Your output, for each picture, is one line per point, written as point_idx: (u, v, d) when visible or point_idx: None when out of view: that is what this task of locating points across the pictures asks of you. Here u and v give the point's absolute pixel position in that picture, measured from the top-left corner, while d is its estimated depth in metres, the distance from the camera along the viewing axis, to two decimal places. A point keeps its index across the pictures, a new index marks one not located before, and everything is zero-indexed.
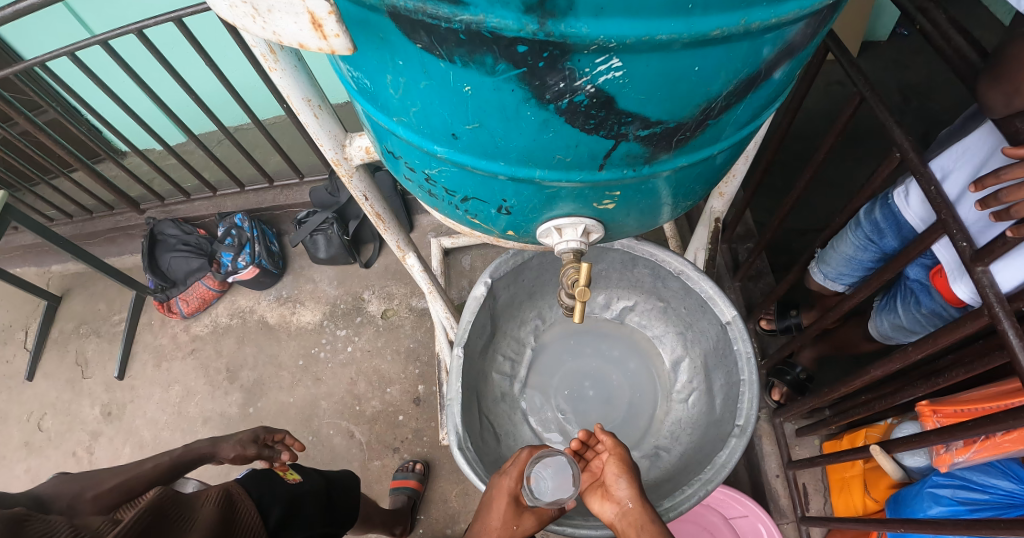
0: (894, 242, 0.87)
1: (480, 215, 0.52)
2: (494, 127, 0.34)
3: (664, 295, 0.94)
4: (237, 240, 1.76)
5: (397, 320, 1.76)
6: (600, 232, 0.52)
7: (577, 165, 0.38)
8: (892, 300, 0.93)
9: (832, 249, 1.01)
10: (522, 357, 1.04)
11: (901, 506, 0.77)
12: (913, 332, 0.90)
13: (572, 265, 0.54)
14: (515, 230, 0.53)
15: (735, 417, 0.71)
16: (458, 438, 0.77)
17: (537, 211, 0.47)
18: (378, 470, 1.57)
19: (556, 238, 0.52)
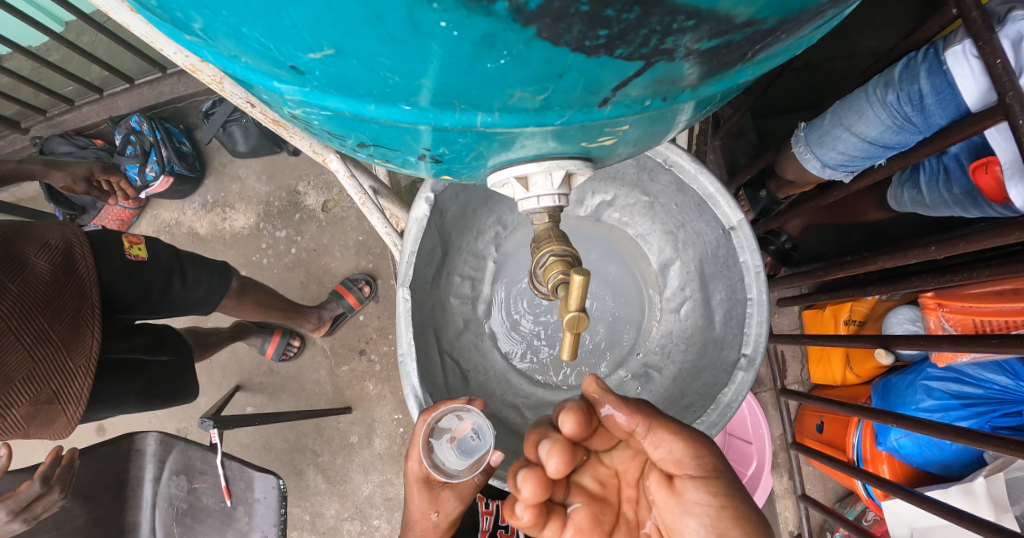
0: (939, 123, 0.81)
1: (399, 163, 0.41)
2: (359, 49, 0.25)
3: (650, 189, 0.77)
4: (140, 148, 1.66)
5: (340, 213, 1.76)
6: (586, 174, 0.42)
7: (557, 103, 0.29)
8: (915, 173, 0.96)
9: (844, 132, 0.90)
10: (483, 273, 0.88)
11: (890, 394, 0.89)
12: (931, 209, 0.96)
13: (548, 248, 0.45)
14: (451, 175, 0.42)
15: (741, 344, 0.63)
16: (418, 401, 0.65)
17: (483, 160, 0.37)
18: (348, 373, 1.73)
19: (523, 193, 0.42)
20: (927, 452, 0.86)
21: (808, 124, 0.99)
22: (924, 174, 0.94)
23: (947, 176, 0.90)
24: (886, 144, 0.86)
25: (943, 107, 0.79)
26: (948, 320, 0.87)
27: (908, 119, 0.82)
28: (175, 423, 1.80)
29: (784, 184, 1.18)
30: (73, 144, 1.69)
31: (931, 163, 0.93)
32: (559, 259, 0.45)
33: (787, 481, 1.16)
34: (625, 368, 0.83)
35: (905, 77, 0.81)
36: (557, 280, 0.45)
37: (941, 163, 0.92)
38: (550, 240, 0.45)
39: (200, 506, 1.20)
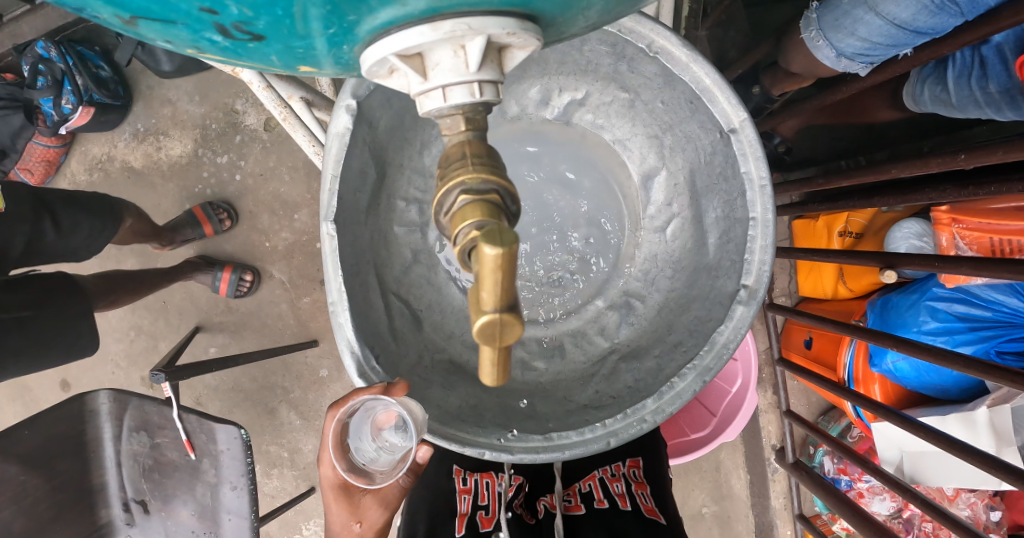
0: (987, 3, 0.65)
1: (207, 44, 0.25)
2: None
3: (629, 83, 0.61)
4: (51, 77, 1.34)
5: (285, 130, 1.52)
6: (526, 49, 0.26)
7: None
8: (942, 66, 0.84)
9: (867, 12, 0.74)
10: (432, 193, 0.71)
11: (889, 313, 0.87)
12: (955, 109, 0.84)
13: (457, 180, 0.28)
14: (295, 55, 0.25)
15: (740, 276, 0.55)
16: (357, 360, 0.54)
17: (326, 21, 0.21)
18: (309, 305, 1.61)
19: (419, 85, 0.26)
20: (925, 376, 0.87)
21: (825, 3, 0.81)
22: (952, 68, 0.83)
23: (980, 69, 0.78)
24: (917, 32, 0.71)
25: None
26: (963, 239, 0.84)
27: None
28: (137, 372, 1.70)
29: (783, 78, 1.03)
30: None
31: (964, 56, 0.81)
32: (474, 200, 0.28)
33: (771, 396, 1.24)
34: (603, 298, 0.70)
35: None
36: (469, 238, 0.27)
37: (978, 56, 0.79)
38: (462, 169, 0.28)
39: (165, 461, 1.14)
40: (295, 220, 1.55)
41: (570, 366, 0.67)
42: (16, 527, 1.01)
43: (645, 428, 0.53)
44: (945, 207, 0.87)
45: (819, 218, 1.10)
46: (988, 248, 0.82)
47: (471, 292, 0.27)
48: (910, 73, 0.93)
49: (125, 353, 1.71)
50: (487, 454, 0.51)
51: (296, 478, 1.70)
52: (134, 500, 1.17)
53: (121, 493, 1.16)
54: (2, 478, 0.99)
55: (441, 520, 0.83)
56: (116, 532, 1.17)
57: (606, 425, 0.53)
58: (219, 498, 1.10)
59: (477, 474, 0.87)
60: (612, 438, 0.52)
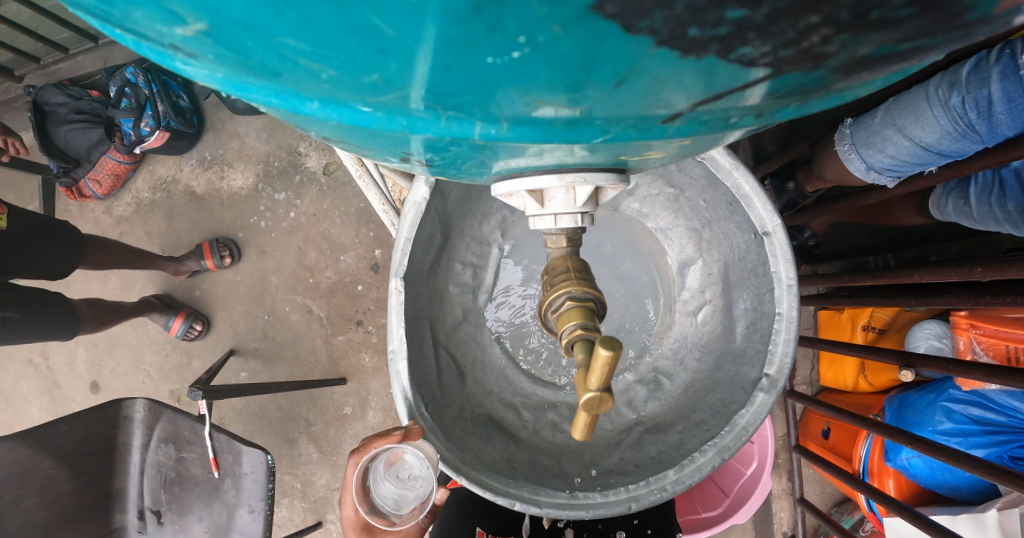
0: (1006, 134, 0.71)
1: (380, 159, 0.35)
2: (255, 25, 0.19)
3: (676, 181, 0.70)
4: (134, 101, 1.57)
5: (342, 176, 1.69)
6: (620, 186, 0.37)
7: (597, 115, 0.22)
8: (965, 183, 0.91)
9: (896, 133, 0.82)
10: (487, 260, 0.82)
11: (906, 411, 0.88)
12: (977, 222, 0.90)
13: (564, 289, 0.41)
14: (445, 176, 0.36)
15: (763, 365, 0.60)
16: (408, 403, 0.61)
17: (485, 168, 0.31)
18: (343, 343, 1.70)
19: (537, 209, 0.38)
20: (938, 474, 0.86)
21: (858, 122, 0.91)
22: (974, 186, 0.89)
23: (999, 189, 0.84)
24: (941, 153, 0.77)
25: (1012, 116, 0.69)
26: (980, 345, 0.87)
27: (971, 128, 0.73)
28: (167, 385, 1.79)
29: (816, 178, 1.11)
30: (68, 95, 1.63)
31: (984, 176, 0.87)
32: (576, 305, 0.40)
33: (785, 482, 1.18)
34: (632, 372, 0.78)
35: (973, 78, 0.72)
36: (574, 333, 0.38)
37: (998, 177, 0.85)
38: (568, 281, 0.42)
39: (188, 475, 1.18)
40: (341, 261, 1.68)
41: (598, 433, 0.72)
42: (35, 518, 1.05)
43: (663, 497, 0.56)
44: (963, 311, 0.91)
45: (843, 310, 1.14)
46: (1004, 356, 0.84)
47: (578, 373, 0.34)
48: (935, 187, 0.99)
49: (158, 365, 1.81)
50: (511, 503, 0.55)
51: (304, 510, 1.72)
52: (150, 510, 1.21)
53: (140, 501, 1.21)
54: (36, 468, 1.06)
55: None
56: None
57: (627, 489, 0.57)
58: (235, 519, 1.13)
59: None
60: (633, 502, 0.56)
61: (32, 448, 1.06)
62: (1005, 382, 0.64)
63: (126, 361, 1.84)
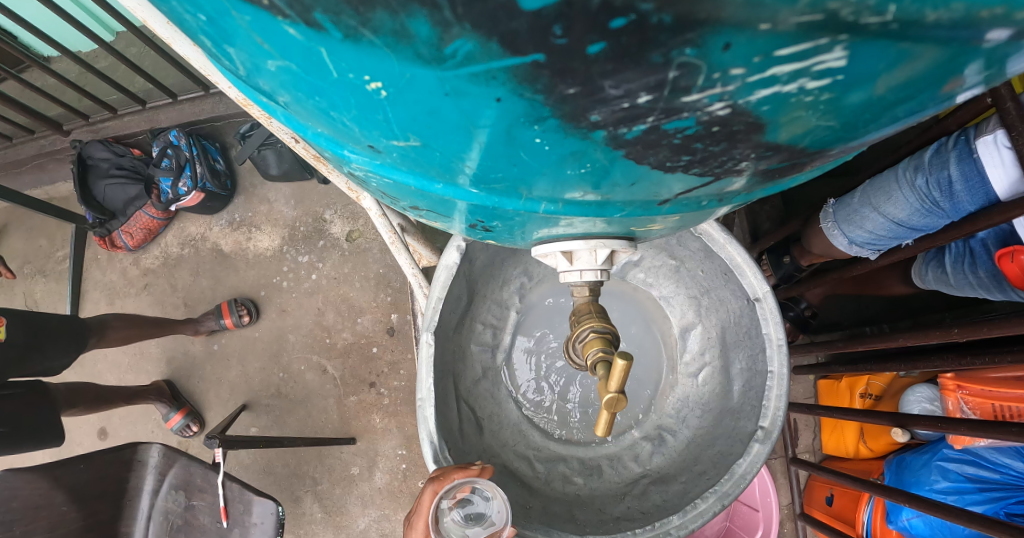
0: (968, 210, 0.83)
1: (450, 224, 0.47)
2: (427, 154, 0.30)
3: (677, 253, 0.81)
4: (175, 162, 1.77)
5: (364, 244, 1.85)
6: (627, 251, 0.48)
7: (619, 201, 0.34)
8: (942, 253, 1.02)
9: (873, 212, 0.95)
10: (505, 322, 0.91)
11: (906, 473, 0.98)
12: (955, 288, 1.01)
13: (589, 324, 0.51)
14: (493, 238, 0.49)
15: (758, 417, 0.67)
16: (433, 446, 0.68)
17: (530, 234, 0.43)
18: (355, 404, 1.75)
19: (567, 266, 0.48)
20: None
21: (839, 201, 1.05)
22: (949, 255, 1.00)
23: (970, 258, 0.95)
24: (917, 226, 0.89)
25: (971, 194, 0.81)
26: (968, 404, 0.96)
27: (939, 204, 0.85)
28: (177, 435, 1.83)
29: (808, 253, 1.22)
30: (111, 151, 1.86)
31: (957, 246, 0.98)
32: (599, 336, 0.50)
33: None
34: (639, 429, 0.85)
35: (935, 162, 0.85)
36: (596, 357, 0.49)
37: (968, 247, 0.95)
38: (591, 317, 0.51)
39: (196, 523, 1.20)
40: (358, 323, 1.78)
41: (607, 486, 0.79)
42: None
43: None
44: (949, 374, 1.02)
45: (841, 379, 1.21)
46: (991, 415, 0.93)
47: (601, 385, 0.47)
48: (916, 256, 1.10)
49: None
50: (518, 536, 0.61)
51: None
52: None
53: None
54: (50, 503, 1.12)
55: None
56: None
57: (633, 533, 0.62)
58: None
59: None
60: None
61: (49, 483, 1.13)
62: (988, 435, 0.71)
63: (136, 409, 1.89)
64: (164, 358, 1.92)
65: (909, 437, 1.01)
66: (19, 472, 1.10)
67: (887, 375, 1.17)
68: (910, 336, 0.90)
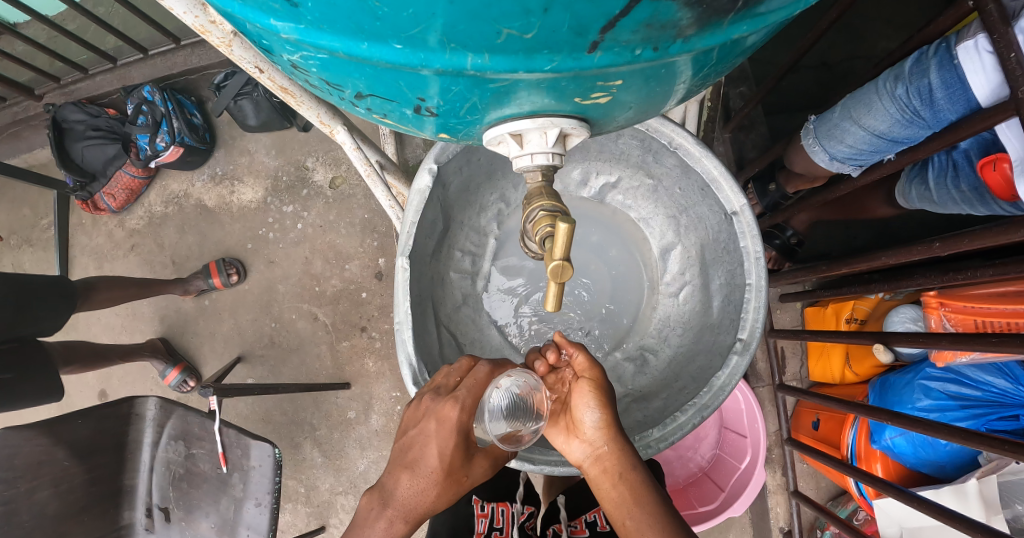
0: (949, 118, 0.80)
1: (401, 116, 0.43)
2: None
3: (654, 172, 0.76)
4: (151, 118, 1.66)
5: (347, 189, 1.77)
6: (581, 133, 0.44)
7: (545, 45, 0.29)
8: (924, 169, 0.97)
9: (853, 125, 0.90)
10: (484, 250, 0.87)
11: (888, 394, 0.98)
12: (938, 205, 0.97)
13: (538, 203, 0.47)
14: (449, 131, 0.45)
15: (737, 330, 0.64)
16: (413, 371, 0.65)
17: (479, 113, 0.39)
18: (348, 349, 1.74)
19: (517, 150, 0.44)
20: (921, 452, 0.92)
21: (820, 117, 0.99)
22: (932, 170, 0.96)
23: (953, 172, 0.91)
24: (896, 138, 0.86)
25: (952, 102, 0.77)
26: (950, 321, 0.94)
27: (918, 113, 0.81)
28: (175, 392, 1.82)
29: (795, 177, 1.18)
30: (86, 112, 1.75)
31: (941, 160, 0.94)
32: (549, 214, 0.47)
33: (780, 477, 1.22)
34: (621, 350, 0.84)
35: (915, 71, 0.80)
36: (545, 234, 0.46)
37: (951, 160, 0.92)
38: (539, 194, 0.47)
39: (196, 471, 1.20)
40: (346, 270, 1.74)
41: None
42: (47, 511, 1.08)
43: (648, 454, 0.62)
44: (932, 292, 1.00)
45: (828, 305, 1.21)
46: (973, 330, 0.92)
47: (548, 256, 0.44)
48: (900, 174, 1.05)
49: None
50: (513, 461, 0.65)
51: (307, 516, 1.73)
52: (158, 508, 1.21)
53: (148, 499, 1.21)
54: (51, 459, 1.10)
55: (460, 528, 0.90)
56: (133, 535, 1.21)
57: None
58: (242, 513, 1.15)
59: (493, 502, 0.93)
60: None
61: (48, 439, 1.10)
62: (969, 348, 0.70)
63: (133, 369, 1.87)
64: (157, 317, 1.88)
65: (892, 358, 1.00)
66: (16, 431, 1.08)
67: (872, 298, 1.15)
68: (892, 254, 0.86)
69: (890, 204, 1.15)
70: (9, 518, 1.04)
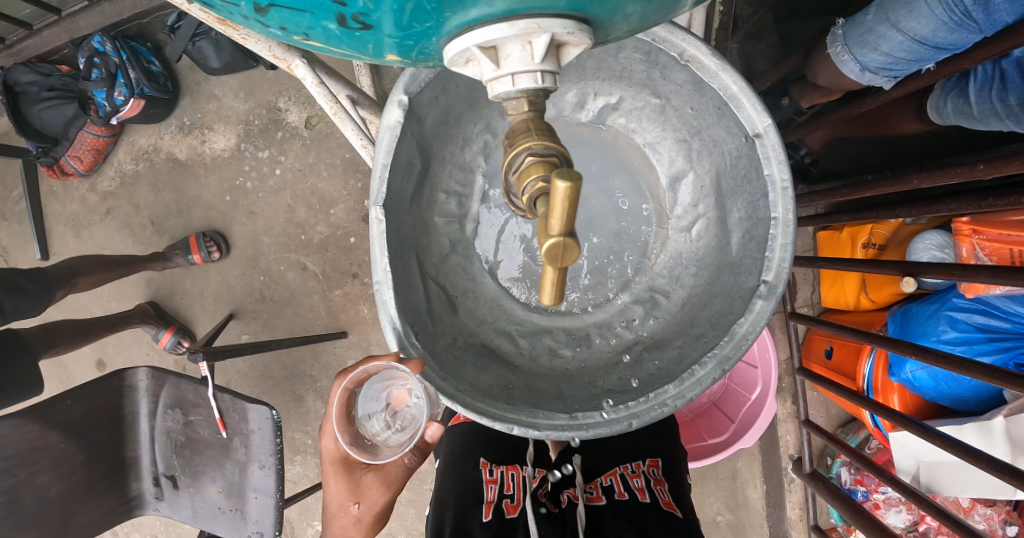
0: (1005, 20, 0.67)
1: (325, 38, 0.32)
2: None
3: (661, 90, 0.66)
4: (105, 71, 1.47)
5: (323, 127, 1.61)
6: (581, 45, 0.33)
7: None
8: (965, 80, 0.85)
9: (889, 29, 0.76)
10: (472, 188, 0.76)
11: (909, 325, 0.94)
12: (976, 122, 0.85)
13: (525, 146, 0.36)
14: (397, 54, 0.34)
15: (761, 271, 0.59)
16: (398, 335, 0.59)
17: (431, 17, 0.28)
18: (342, 297, 1.68)
19: (492, 71, 0.33)
20: (942, 386, 0.90)
21: (851, 20, 0.85)
22: (973, 81, 0.84)
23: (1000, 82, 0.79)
24: (938, 45, 0.73)
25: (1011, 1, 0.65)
26: (983, 250, 0.88)
27: (969, 16, 0.68)
28: (171, 355, 1.79)
29: (812, 90, 1.05)
30: (37, 72, 1.56)
31: (985, 68, 0.82)
32: (540, 160, 0.36)
33: (790, 406, 1.24)
34: (629, 292, 0.76)
35: None
36: (536, 188, 0.35)
37: (999, 69, 0.80)
38: (528, 136, 0.36)
39: (197, 438, 1.19)
40: (331, 215, 1.63)
41: (595, 355, 0.72)
42: (52, 494, 1.07)
43: (665, 412, 0.59)
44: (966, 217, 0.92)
45: (843, 229, 1.13)
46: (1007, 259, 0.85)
47: (540, 225, 0.34)
48: (934, 88, 0.93)
49: None
50: (511, 428, 0.57)
51: (318, 466, 1.77)
52: (164, 476, 1.22)
53: (154, 468, 1.22)
54: (46, 444, 1.06)
55: (468, 512, 0.85)
56: (144, 505, 1.23)
57: (627, 407, 0.60)
58: (247, 476, 1.15)
59: (501, 467, 0.93)
60: (633, 419, 0.59)
61: (39, 423, 1.05)
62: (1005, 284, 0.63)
63: (128, 336, 1.83)
64: (143, 282, 1.80)
65: (917, 288, 0.94)
66: None
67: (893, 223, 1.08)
68: (925, 175, 0.76)
69: (919, 118, 1.03)
70: (13, 506, 1.02)
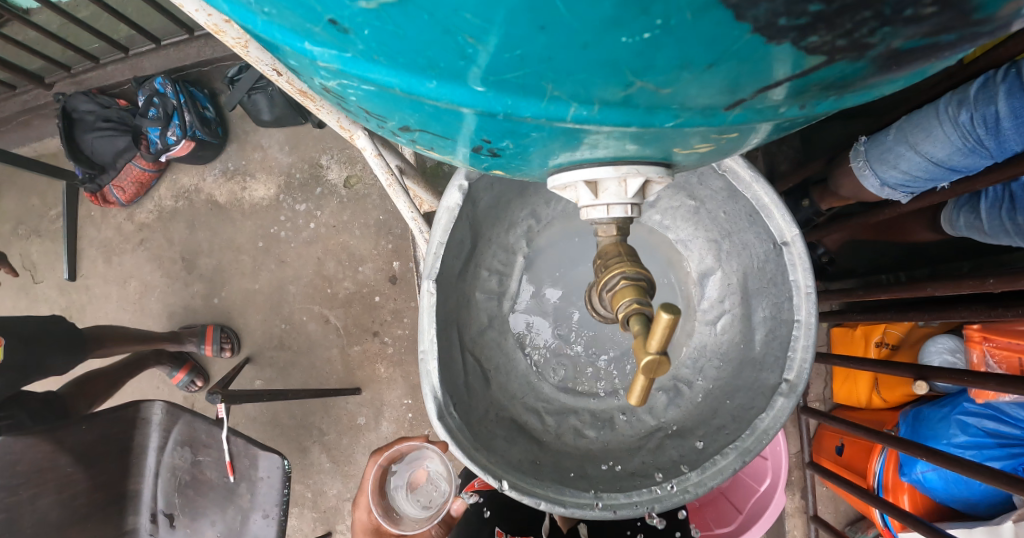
0: (1015, 149, 0.75)
1: (450, 152, 0.41)
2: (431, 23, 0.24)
3: (697, 194, 0.75)
4: (162, 110, 1.64)
5: (362, 190, 1.75)
6: (662, 183, 0.42)
7: (675, 100, 0.28)
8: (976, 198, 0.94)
9: (909, 150, 0.87)
10: (511, 268, 0.85)
11: (920, 427, 0.95)
12: (987, 236, 0.93)
13: (618, 269, 0.46)
14: (501, 169, 0.43)
15: (783, 370, 0.65)
16: (437, 403, 0.64)
17: (553, 157, 0.37)
18: (359, 352, 1.72)
19: (591, 200, 0.43)
20: (953, 488, 0.91)
21: (871, 139, 0.96)
22: (984, 200, 0.92)
23: (1008, 204, 0.87)
24: (955, 166, 0.82)
25: (1020, 134, 0.74)
26: (993, 357, 0.92)
27: (983, 143, 0.77)
28: (181, 391, 1.82)
29: (831, 196, 1.14)
30: (96, 103, 1.73)
31: (995, 191, 0.90)
32: (631, 284, 0.45)
33: (799, 500, 1.21)
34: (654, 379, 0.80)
35: (981, 97, 0.77)
36: (629, 308, 0.43)
37: (1008, 191, 0.88)
38: (623, 263, 0.46)
39: (202, 479, 1.19)
40: (359, 272, 1.73)
41: (619, 437, 0.76)
42: (49, 517, 1.07)
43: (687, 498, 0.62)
44: (974, 324, 0.97)
45: (856, 327, 1.18)
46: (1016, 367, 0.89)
47: (639, 341, 0.40)
48: (948, 202, 1.02)
49: None
50: (542, 503, 0.60)
51: (313, 520, 1.73)
52: (163, 513, 1.21)
53: (154, 504, 1.21)
54: (53, 466, 1.09)
55: None
56: None
57: (653, 491, 0.63)
58: (248, 524, 1.14)
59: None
60: (655, 504, 0.62)
61: (52, 445, 1.09)
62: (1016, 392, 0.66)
63: None
64: (165, 313, 1.88)
65: (928, 390, 0.97)
66: (18, 436, 1.07)
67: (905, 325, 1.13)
68: (937, 284, 0.83)
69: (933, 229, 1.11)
70: (10, 525, 1.04)
